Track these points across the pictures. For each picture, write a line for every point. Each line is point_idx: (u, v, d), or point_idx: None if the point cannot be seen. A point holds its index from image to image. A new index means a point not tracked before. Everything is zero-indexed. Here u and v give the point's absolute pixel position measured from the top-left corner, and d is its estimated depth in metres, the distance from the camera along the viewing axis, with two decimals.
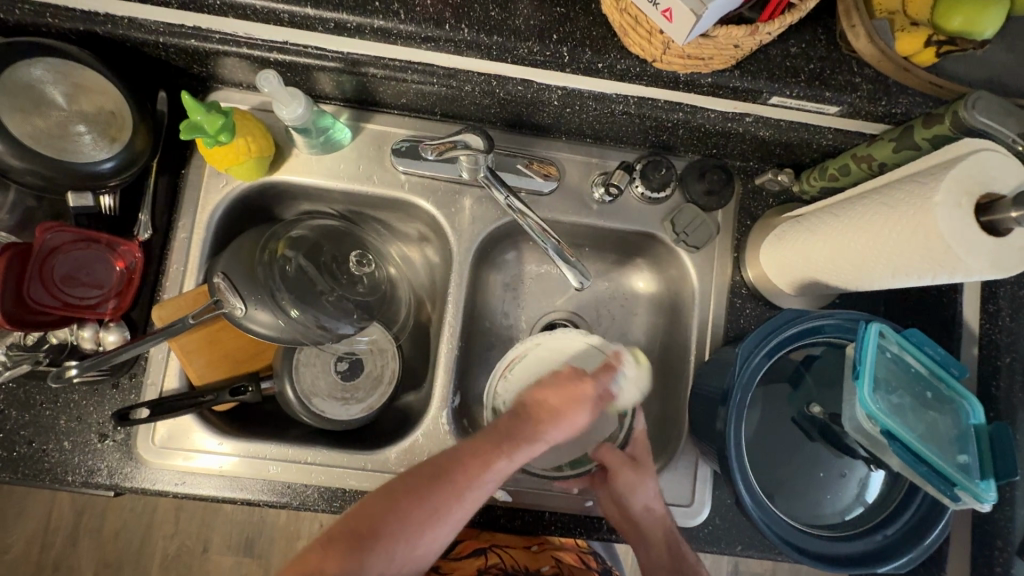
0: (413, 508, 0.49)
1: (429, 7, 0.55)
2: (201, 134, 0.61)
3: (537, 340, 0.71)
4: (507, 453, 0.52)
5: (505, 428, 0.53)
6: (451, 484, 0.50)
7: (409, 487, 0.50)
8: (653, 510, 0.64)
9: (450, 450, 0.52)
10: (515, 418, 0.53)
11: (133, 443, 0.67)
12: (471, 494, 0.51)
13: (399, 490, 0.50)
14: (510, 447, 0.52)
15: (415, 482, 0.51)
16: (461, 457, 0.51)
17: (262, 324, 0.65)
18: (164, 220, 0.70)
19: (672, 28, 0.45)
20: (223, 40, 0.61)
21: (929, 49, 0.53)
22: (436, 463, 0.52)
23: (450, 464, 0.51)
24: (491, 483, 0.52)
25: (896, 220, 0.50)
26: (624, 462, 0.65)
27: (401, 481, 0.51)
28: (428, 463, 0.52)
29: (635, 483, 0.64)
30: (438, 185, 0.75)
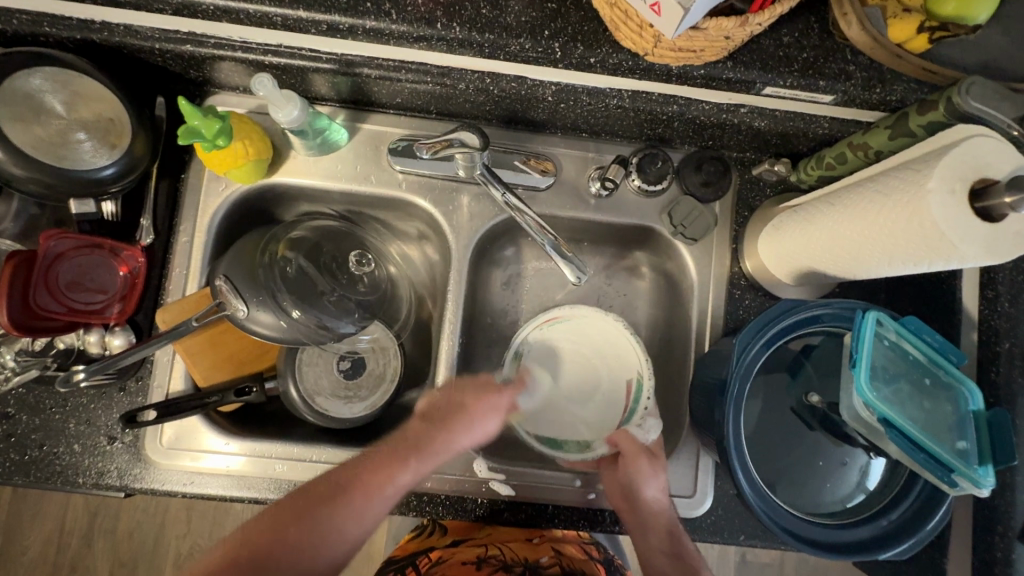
0: (300, 526, 0.56)
1: (421, 6, 0.56)
2: (198, 139, 0.61)
3: (582, 311, 0.76)
4: (406, 466, 0.60)
5: (405, 448, 0.61)
6: (345, 498, 0.58)
7: (292, 513, 0.57)
8: (656, 499, 0.65)
9: (345, 471, 0.59)
10: (419, 435, 0.61)
11: (141, 445, 0.68)
12: (367, 510, 0.58)
13: (286, 512, 0.57)
14: (404, 462, 0.60)
15: (300, 506, 0.57)
16: (358, 476, 0.59)
17: (264, 325, 0.66)
18: (166, 224, 0.71)
19: (660, 21, 0.45)
20: (218, 44, 0.62)
21: (921, 36, 0.53)
22: (320, 488, 0.58)
23: (342, 484, 0.58)
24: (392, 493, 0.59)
25: (890, 208, 0.50)
26: (637, 447, 0.67)
27: (289, 504, 0.58)
28: (318, 485, 0.59)
29: (643, 466, 0.66)
30: (435, 183, 0.76)
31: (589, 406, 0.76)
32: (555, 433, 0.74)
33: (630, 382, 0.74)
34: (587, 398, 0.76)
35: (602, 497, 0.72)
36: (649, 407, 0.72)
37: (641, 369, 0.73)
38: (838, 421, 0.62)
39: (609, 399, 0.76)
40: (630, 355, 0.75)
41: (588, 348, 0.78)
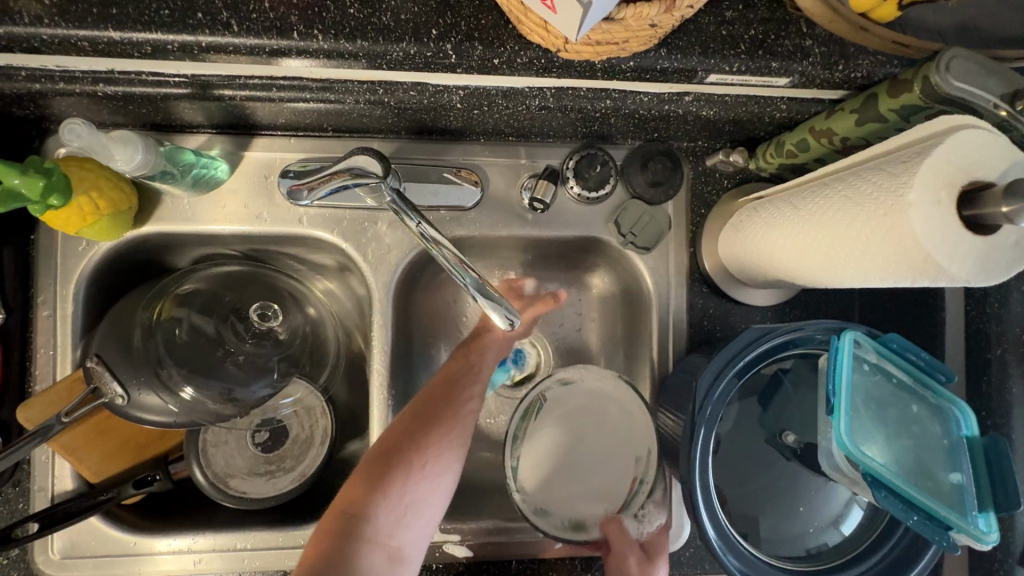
0: (439, 422, 0.55)
1: (269, 11, 0.44)
2: (21, 203, 0.49)
3: (590, 373, 0.66)
4: (478, 366, 0.61)
5: (461, 352, 0.62)
6: (453, 405, 0.57)
7: (439, 399, 0.57)
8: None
9: (438, 383, 0.59)
10: (473, 350, 0.62)
11: (31, 558, 0.59)
12: (470, 398, 0.58)
13: (429, 404, 0.57)
14: (471, 371, 0.60)
15: (428, 411, 0.56)
16: (442, 388, 0.58)
17: (151, 410, 0.56)
18: (19, 297, 0.59)
19: (558, 19, 0.35)
20: (33, 75, 0.49)
21: (890, 2, 0.42)
22: (441, 390, 0.58)
23: (445, 390, 0.58)
24: (470, 406, 0.58)
25: (864, 220, 0.41)
26: (629, 546, 0.59)
27: (408, 413, 0.56)
28: (428, 393, 0.58)
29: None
30: (344, 214, 0.65)
31: (593, 476, 0.64)
32: (546, 502, 0.63)
33: (639, 463, 0.64)
34: (593, 467, 0.64)
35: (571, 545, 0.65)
36: (654, 492, 0.62)
37: (650, 441, 0.64)
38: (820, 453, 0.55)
39: (612, 481, 0.64)
40: (639, 426, 0.64)
41: (597, 419, 0.65)
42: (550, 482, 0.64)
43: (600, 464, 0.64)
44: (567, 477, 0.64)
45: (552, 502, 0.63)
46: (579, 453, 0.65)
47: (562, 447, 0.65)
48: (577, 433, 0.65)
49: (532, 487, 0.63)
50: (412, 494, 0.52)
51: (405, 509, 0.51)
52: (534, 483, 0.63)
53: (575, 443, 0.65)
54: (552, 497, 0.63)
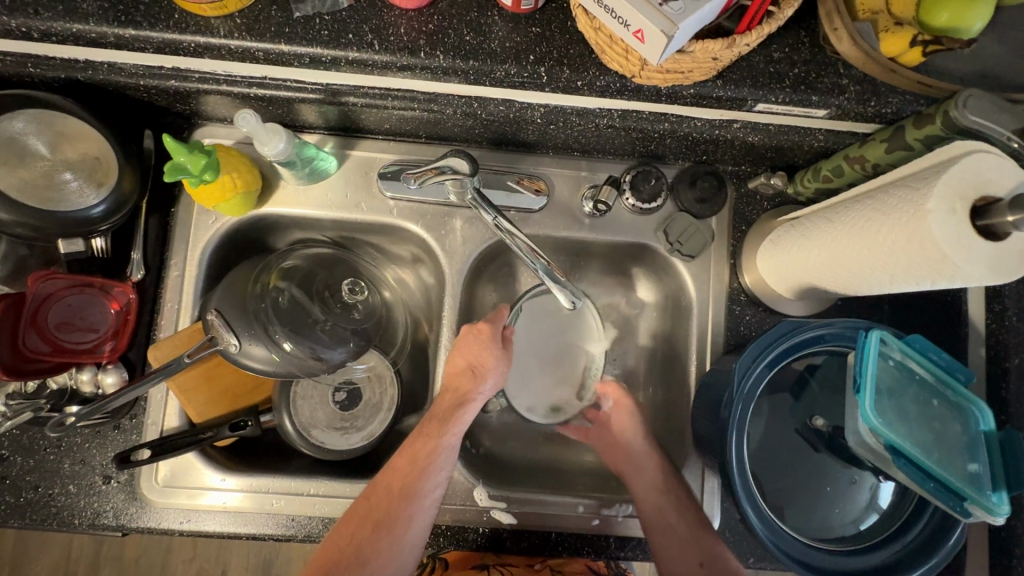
0: (393, 525, 0.61)
1: (404, 36, 0.55)
2: (184, 175, 0.60)
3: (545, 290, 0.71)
4: (434, 470, 0.63)
5: (421, 439, 0.64)
6: (411, 505, 0.61)
7: (396, 498, 0.62)
8: (644, 447, 0.71)
9: (380, 492, 0.62)
10: (425, 450, 0.63)
11: (137, 483, 0.68)
12: (430, 490, 0.63)
13: (388, 502, 0.61)
14: (433, 464, 0.63)
15: (388, 511, 0.61)
16: (393, 495, 0.62)
17: (256, 358, 0.64)
18: (156, 259, 0.71)
19: (645, 48, 0.44)
20: (202, 78, 0.61)
21: (914, 50, 0.51)
22: (401, 490, 0.62)
23: (378, 500, 0.62)
24: (423, 510, 0.62)
25: (890, 228, 0.48)
26: (624, 402, 0.73)
27: (367, 510, 0.62)
28: (387, 487, 0.62)
29: (625, 419, 0.73)
30: (427, 209, 0.75)
31: (563, 372, 0.74)
32: (551, 402, 0.73)
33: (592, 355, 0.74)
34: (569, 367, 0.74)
35: (607, 523, 0.70)
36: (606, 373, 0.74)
37: (597, 336, 0.73)
38: (846, 445, 0.61)
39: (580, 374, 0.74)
40: (587, 326, 0.73)
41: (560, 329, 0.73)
42: (546, 388, 0.73)
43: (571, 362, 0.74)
44: (544, 375, 0.73)
45: (557, 402, 0.74)
46: (556, 358, 0.74)
47: (544, 359, 0.73)
48: (551, 344, 0.73)
49: (518, 387, 0.72)
50: None
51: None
52: (533, 391, 0.73)
53: (552, 353, 0.73)
54: (553, 397, 0.74)
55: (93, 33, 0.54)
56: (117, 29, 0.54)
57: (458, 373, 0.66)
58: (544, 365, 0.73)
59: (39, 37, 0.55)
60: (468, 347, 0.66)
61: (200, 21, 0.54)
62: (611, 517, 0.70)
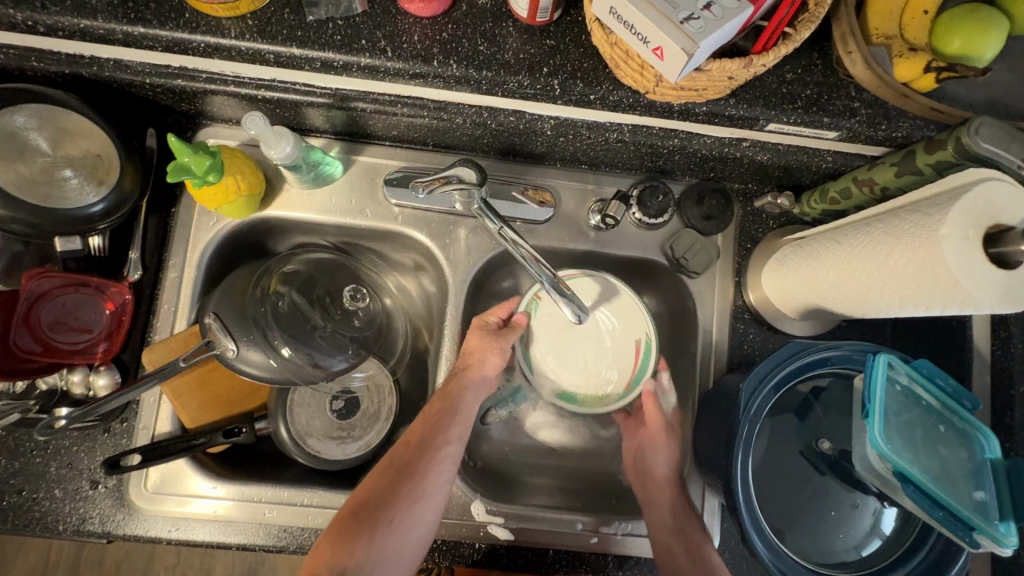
0: (417, 471, 0.59)
1: (417, 43, 0.55)
2: (188, 176, 0.59)
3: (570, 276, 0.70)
4: (457, 420, 0.63)
5: (443, 393, 0.65)
6: (433, 453, 0.61)
7: (417, 446, 0.61)
8: (666, 476, 0.67)
9: (403, 443, 0.62)
10: (448, 401, 0.64)
11: (125, 489, 0.66)
12: (451, 442, 0.62)
13: (409, 451, 0.61)
14: (451, 416, 0.63)
15: (410, 458, 0.60)
16: (416, 443, 0.61)
17: (253, 364, 0.63)
18: (154, 259, 0.69)
19: (663, 65, 0.44)
20: (210, 78, 0.60)
21: (928, 76, 0.52)
22: (423, 436, 0.62)
23: (402, 451, 0.61)
24: (445, 456, 0.61)
25: (902, 252, 0.48)
26: (655, 421, 0.69)
27: (389, 461, 0.61)
28: (407, 439, 0.62)
29: (651, 441, 0.68)
30: (432, 217, 0.74)
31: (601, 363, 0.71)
32: (581, 396, 0.70)
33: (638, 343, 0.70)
34: (604, 358, 0.70)
35: (605, 541, 0.69)
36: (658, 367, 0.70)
37: (648, 329, 0.70)
38: (850, 469, 0.60)
39: (620, 365, 0.70)
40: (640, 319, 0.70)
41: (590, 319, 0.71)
42: (576, 380, 0.70)
43: (606, 352, 0.70)
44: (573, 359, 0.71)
45: (591, 395, 0.70)
46: (586, 349, 0.70)
47: (569, 353, 0.71)
48: (577, 336, 0.71)
49: (537, 367, 0.71)
50: (383, 548, 0.56)
51: (391, 548, 0.56)
52: (560, 384, 0.70)
53: (579, 345, 0.71)
54: (587, 390, 0.70)
55: (101, 30, 0.53)
56: (126, 27, 0.53)
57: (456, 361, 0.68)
58: (570, 359, 0.71)
59: (45, 31, 0.54)
60: (470, 340, 0.68)
61: (211, 21, 0.54)
62: (610, 536, 0.69)
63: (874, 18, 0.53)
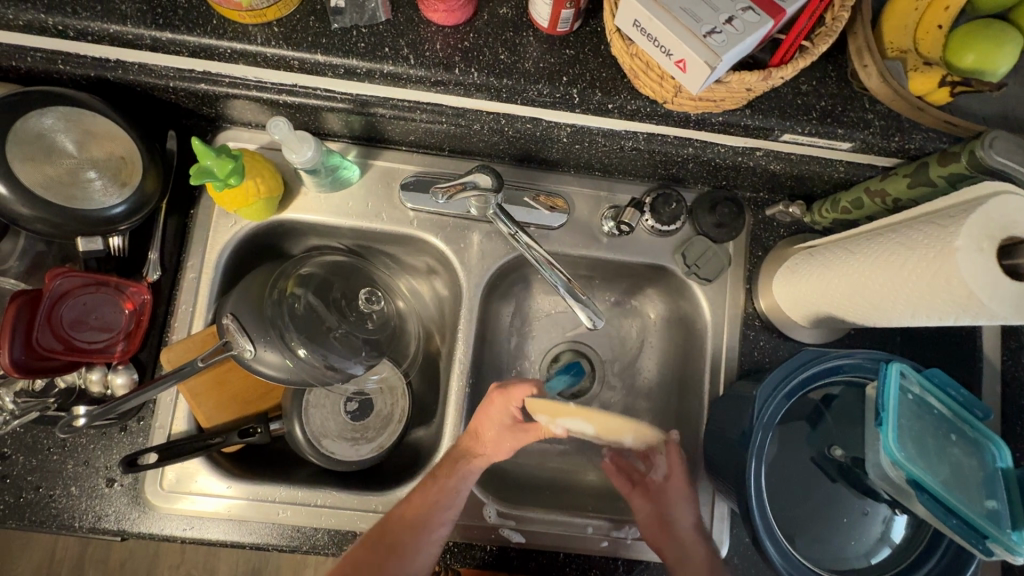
0: (406, 551, 0.63)
1: (439, 51, 0.56)
2: (211, 178, 0.60)
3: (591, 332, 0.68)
4: (450, 505, 0.66)
5: (444, 470, 0.67)
6: (423, 535, 0.64)
7: (410, 526, 0.64)
8: (690, 530, 0.67)
9: (393, 520, 0.64)
10: (444, 482, 0.66)
11: (141, 487, 0.67)
12: (440, 524, 0.65)
13: (400, 531, 0.64)
14: (449, 498, 0.66)
15: (400, 538, 0.63)
16: (408, 522, 0.64)
17: (270, 365, 0.64)
18: (173, 260, 0.70)
19: (685, 77, 0.45)
20: (232, 83, 0.61)
21: (943, 89, 0.53)
22: (416, 517, 0.64)
23: (392, 529, 0.64)
24: (435, 535, 0.65)
25: (917, 262, 0.49)
26: (678, 475, 0.69)
27: (379, 534, 0.64)
28: (403, 514, 0.64)
29: (673, 495, 0.68)
30: (447, 221, 0.75)
31: None
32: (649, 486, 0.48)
33: None
34: None
35: (616, 546, 0.70)
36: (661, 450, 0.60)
37: None
38: (861, 477, 0.60)
39: None
40: None
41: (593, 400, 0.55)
42: None
43: None
44: None
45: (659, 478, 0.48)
46: None
47: None
48: None
49: None
50: None
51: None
52: None
53: None
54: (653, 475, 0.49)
55: (129, 35, 0.54)
56: (154, 32, 0.54)
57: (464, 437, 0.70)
58: None
59: (75, 36, 0.55)
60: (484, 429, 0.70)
61: (237, 27, 0.55)
62: (620, 540, 0.70)
63: (889, 33, 0.54)
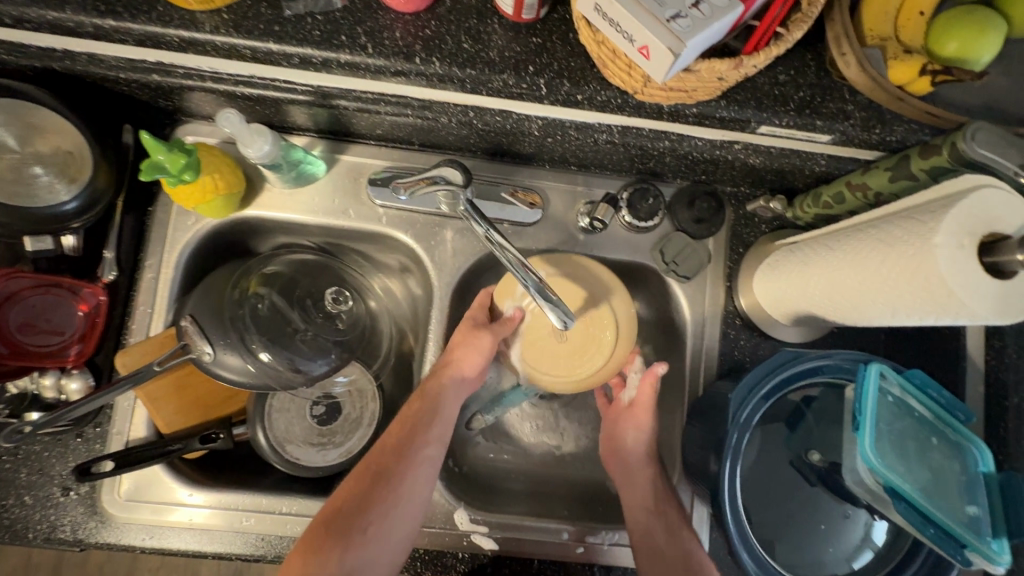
0: (392, 478, 0.59)
1: (399, 40, 0.53)
2: (163, 174, 0.57)
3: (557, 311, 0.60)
4: (437, 423, 0.63)
5: (422, 394, 0.64)
6: (409, 457, 0.60)
7: (394, 450, 0.60)
8: (642, 455, 0.67)
9: (377, 451, 0.61)
10: (424, 402, 0.64)
11: (98, 496, 0.64)
12: (427, 448, 0.61)
13: (385, 456, 0.60)
14: (433, 415, 0.63)
15: (387, 464, 0.59)
16: (394, 448, 0.60)
17: (230, 369, 0.60)
18: (130, 259, 0.68)
19: (650, 65, 0.43)
20: (187, 74, 0.57)
21: (924, 78, 0.51)
22: (398, 442, 0.61)
23: (376, 460, 0.60)
24: (425, 456, 0.61)
25: (896, 260, 0.47)
26: (643, 403, 0.67)
27: (364, 468, 0.60)
28: (385, 441, 0.61)
29: (632, 417, 0.68)
30: (418, 218, 0.72)
31: None
32: None
33: None
34: None
35: (591, 551, 0.68)
36: None
37: None
38: (841, 480, 0.59)
39: None
40: None
41: None
42: None
43: None
44: None
45: None
46: None
47: None
48: None
49: None
50: (356, 559, 0.55)
51: (372, 554, 0.56)
52: None
53: None
54: None
55: (70, 22, 0.51)
56: (96, 19, 0.51)
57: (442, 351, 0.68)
58: None
59: (12, 23, 0.52)
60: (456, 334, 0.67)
61: (185, 14, 0.52)
62: (596, 545, 0.68)
63: (869, 19, 0.52)
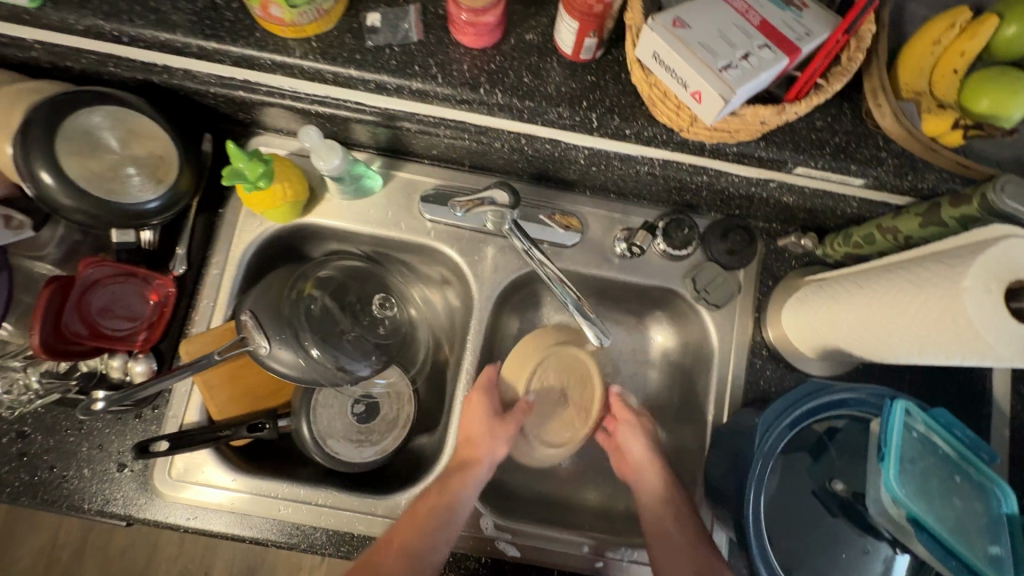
0: None
1: (466, 72, 0.58)
2: (241, 179, 0.63)
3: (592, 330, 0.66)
4: (445, 526, 0.63)
5: (438, 490, 0.66)
6: (408, 561, 0.61)
7: (397, 549, 0.61)
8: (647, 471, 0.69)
9: (379, 547, 0.62)
10: (438, 497, 0.65)
11: (150, 474, 0.69)
12: (430, 551, 0.62)
13: (387, 555, 0.61)
14: (443, 517, 0.63)
15: (385, 566, 0.60)
16: (395, 545, 0.62)
17: (284, 363, 0.64)
18: (199, 256, 0.73)
19: (699, 108, 0.47)
20: (269, 92, 0.63)
21: (956, 132, 0.54)
22: (402, 542, 0.62)
23: (377, 559, 0.61)
24: (425, 564, 0.61)
25: (925, 301, 0.49)
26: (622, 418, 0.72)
27: (362, 564, 0.61)
28: (393, 536, 0.63)
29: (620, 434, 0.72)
30: (463, 234, 0.77)
31: None
32: None
33: None
34: None
35: (610, 566, 0.69)
36: None
37: None
38: (861, 510, 0.60)
39: None
40: None
41: None
42: None
43: None
44: None
45: None
46: None
47: None
48: None
49: None
50: None
51: None
52: None
53: None
54: None
55: (179, 43, 0.58)
56: (202, 42, 0.58)
57: (460, 446, 0.69)
58: None
59: (128, 41, 0.59)
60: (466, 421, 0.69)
61: (279, 41, 0.58)
62: (614, 561, 0.70)
63: (904, 75, 0.56)
